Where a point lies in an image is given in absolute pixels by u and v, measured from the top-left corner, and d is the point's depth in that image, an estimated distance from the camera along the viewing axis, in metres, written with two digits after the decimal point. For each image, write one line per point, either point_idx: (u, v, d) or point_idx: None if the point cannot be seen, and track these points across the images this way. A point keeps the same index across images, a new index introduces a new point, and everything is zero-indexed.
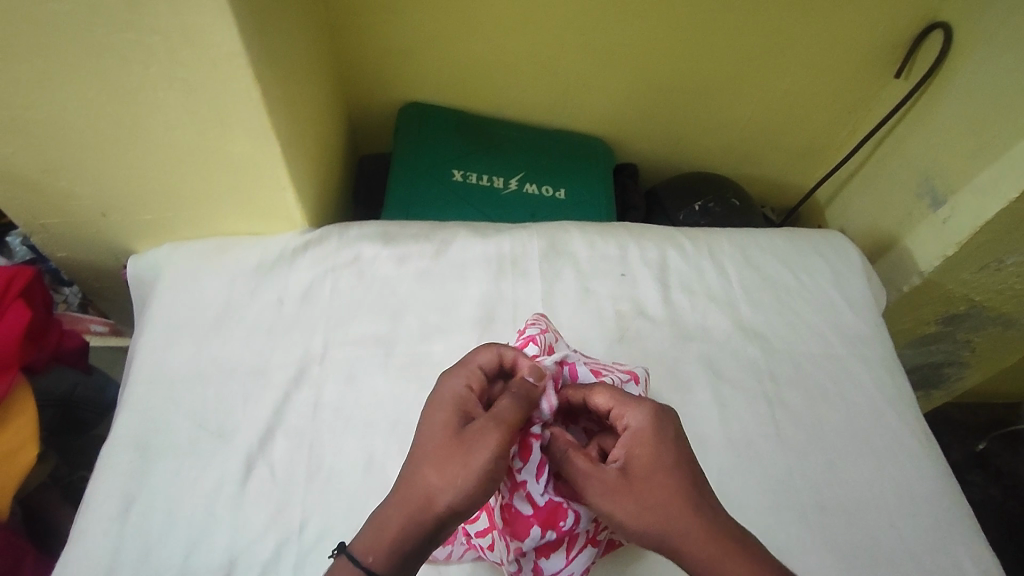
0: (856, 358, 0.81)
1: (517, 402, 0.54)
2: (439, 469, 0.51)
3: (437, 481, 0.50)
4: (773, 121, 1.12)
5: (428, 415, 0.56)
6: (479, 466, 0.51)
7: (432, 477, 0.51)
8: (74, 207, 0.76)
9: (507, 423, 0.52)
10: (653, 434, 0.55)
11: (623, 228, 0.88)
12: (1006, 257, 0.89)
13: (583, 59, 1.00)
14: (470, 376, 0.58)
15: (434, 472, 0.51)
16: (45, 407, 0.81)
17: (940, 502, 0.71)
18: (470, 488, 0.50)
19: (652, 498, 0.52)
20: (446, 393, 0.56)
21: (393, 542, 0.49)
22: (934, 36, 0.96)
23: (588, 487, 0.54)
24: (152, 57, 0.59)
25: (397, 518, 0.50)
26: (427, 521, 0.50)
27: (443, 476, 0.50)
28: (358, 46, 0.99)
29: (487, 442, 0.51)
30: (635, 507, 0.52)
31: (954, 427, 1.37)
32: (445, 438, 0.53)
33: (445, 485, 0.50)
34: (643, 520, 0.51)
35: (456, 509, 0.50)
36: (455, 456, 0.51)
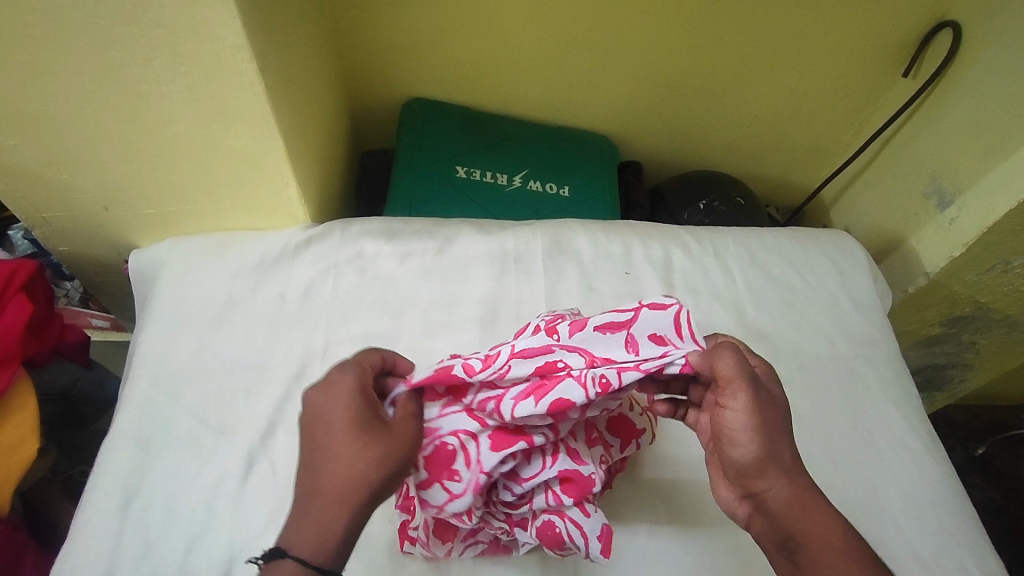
0: (861, 358, 0.80)
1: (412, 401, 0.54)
2: (350, 457, 0.48)
3: (354, 474, 0.48)
4: (779, 119, 1.11)
5: (324, 408, 0.51)
6: (403, 447, 0.50)
7: (350, 468, 0.48)
8: (76, 201, 0.76)
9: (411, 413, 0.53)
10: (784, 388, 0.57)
11: (627, 226, 0.87)
12: (1012, 259, 0.88)
13: (589, 56, 1.00)
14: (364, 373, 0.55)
15: (354, 461, 0.48)
16: (46, 401, 0.81)
17: (944, 504, 0.70)
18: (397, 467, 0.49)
19: (784, 428, 0.53)
20: (331, 392, 0.52)
21: (330, 534, 0.46)
22: (943, 35, 0.95)
23: (737, 385, 0.52)
24: (155, 50, 0.58)
25: (322, 514, 0.47)
26: (359, 510, 0.47)
27: (353, 462, 0.48)
28: (362, 41, 0.98)
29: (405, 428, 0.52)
30: (772, 424, 0.52)
31: (957, 429, 1.36)
32: (351, 433, 0.49)
33: (366, 474, 0.48)
34: (771, 437, 0.52)
35: (385, 490, 0.49)
36: (367, 445, 0.49)
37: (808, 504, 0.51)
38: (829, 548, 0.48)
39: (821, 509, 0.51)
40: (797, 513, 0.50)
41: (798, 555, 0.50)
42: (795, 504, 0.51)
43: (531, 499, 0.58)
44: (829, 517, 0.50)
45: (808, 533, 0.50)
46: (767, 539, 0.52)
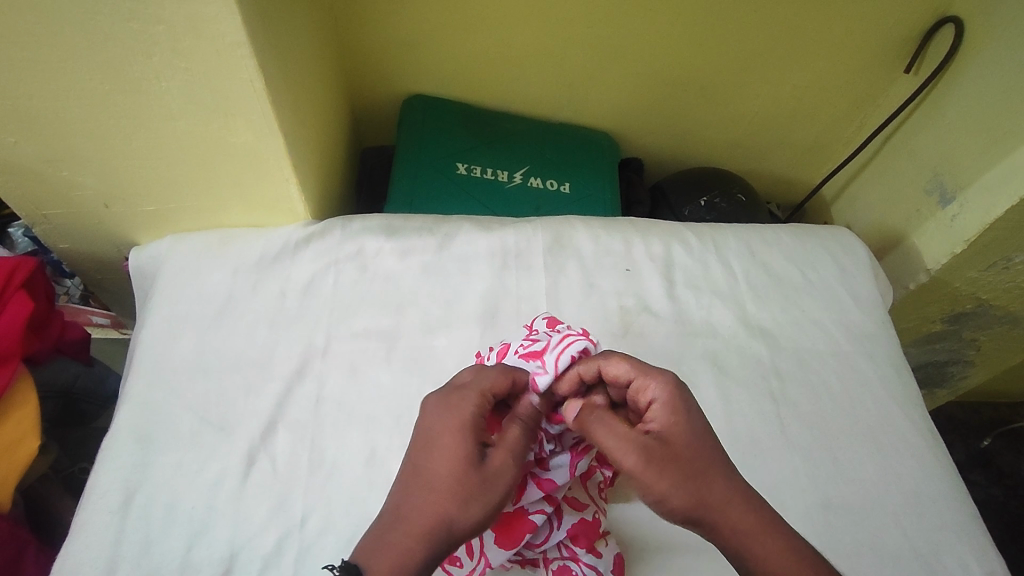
0: (862, 356, 0.80)
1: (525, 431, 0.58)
2: (459, 498, 0.52)
3: (454, 511, 0.51)
4: (780, 116, 1.11)
5: (439, 436, 0.55)
6: (499, 496, 0.53)
7: (453, 507, 0.52)
8: (76, 198, 0.76)
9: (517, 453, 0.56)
10: (684, 401, 0.56)
11: (628, 223, 0.87)
12: (1014, 255, 0.88)
13: (589, 52, 0.99)
14: (483, 402, 0.58)
15: (455, 500, 0.52)
16: (46, 398, 0.81)
17: (945, 501, 0.70)
18: (485, 515, 0.52)
19: (692, 465, 0.52)
20: (458, 413, 0.56)
21: (400, 570, 0.49)
22: (945, 30, 0.95)
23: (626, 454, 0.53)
24: (154, 46, 0.58)
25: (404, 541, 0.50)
26: (442, 544, 0.51)
27: (453, 495, 0.52)
28: (362, 38, 0.98)
29: (505, 473, 0.54)
30: (672, 468, 0.52)
31: (957, 425, 1.36)
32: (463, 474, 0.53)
33: (463, 515, 0.52)
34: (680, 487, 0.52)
35: (471, 532, 0.52)
36: (475, 486, 0.53)
37: (750, 529, 0.51)
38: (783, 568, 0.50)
39: (772, 533, 0.51)
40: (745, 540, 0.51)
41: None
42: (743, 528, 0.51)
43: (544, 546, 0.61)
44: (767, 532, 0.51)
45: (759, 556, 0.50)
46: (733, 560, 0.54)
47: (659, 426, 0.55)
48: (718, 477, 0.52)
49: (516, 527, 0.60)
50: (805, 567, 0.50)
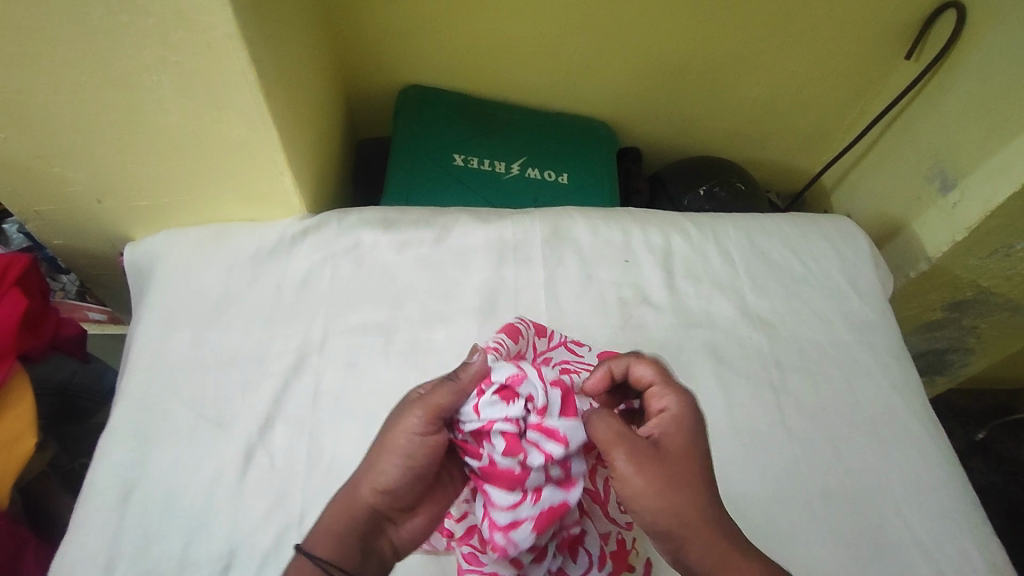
0: (863, 345, 0.80)
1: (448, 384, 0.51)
2: (371, 455, 0.52)
3: (366, 463, 0.52)
4: (780, 103, 1.10)
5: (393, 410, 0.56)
6: (396, 442, 0.51)
7: (365, 460, 0.53)
8: (69, 194, 0.75)
9: (427, 406, 0.51)
10: (695, 427, 0.52)
11: (627, 213, 0.87)
12: (1015, 242, 0.87)
13: (587, 39, 0.98)
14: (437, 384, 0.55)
15: (369, 454, 0.53)
16: (43, 396, 0.81)
17: (946, 490, 0.70)
18: (390, 464, 0.51)
19: (680, 491, 0.48)
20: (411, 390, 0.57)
21: (328, 528, 0.51)
22: (946, 16, 0.93)
23: (617, 446, 0.49)
24: (144, 39, 0.57)
25: (335, 506, 0.52)
26: (359, 501, 0.52)
27: (370, 459, 0.52)
28: (357, 27, 0.96)
29: (408, 422, 0.51)
30: (664, 482, 0.48)
31: (957, 413, 1.36)
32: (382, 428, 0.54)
33: (370, 466, 0.52)
34: (661, 506, 0.47)
35: (382, 488, 0.51)
36: (382, 440, 0.52)
37: (722, 554, 0.47)
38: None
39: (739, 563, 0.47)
40: (711, 575, 0.47)
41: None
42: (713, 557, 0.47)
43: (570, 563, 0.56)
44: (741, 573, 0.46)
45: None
46: None
47: (661, 435, 0.51)
48: (704, 489, 0.48)
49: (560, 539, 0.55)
50: None
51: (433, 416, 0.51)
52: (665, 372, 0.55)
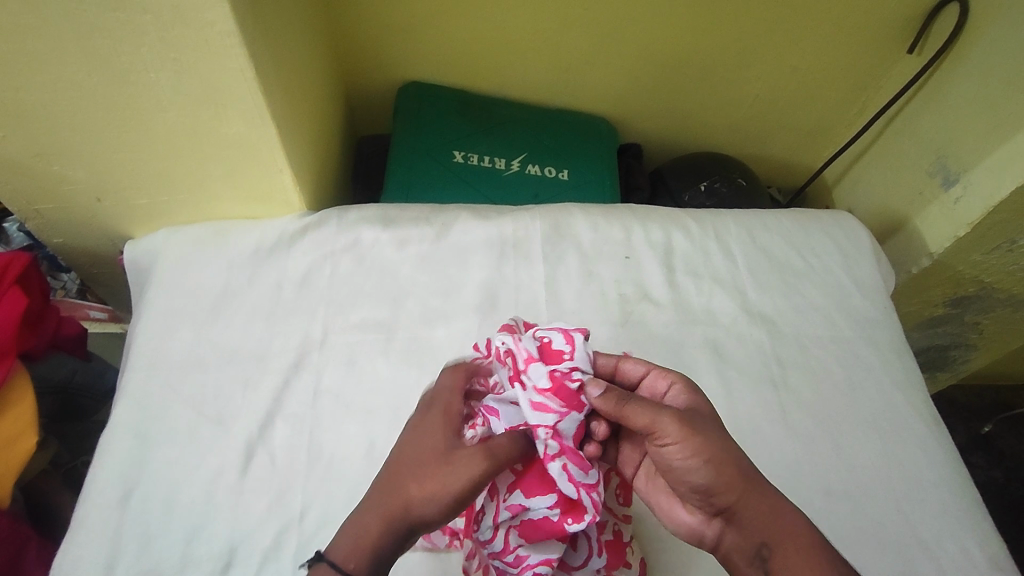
0: (864, 341, 0.79)
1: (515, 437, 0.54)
2: (421, 482, 0.52)
3: (416, 492, 0.52)
4: (781, 98, 1.10)
5: (422, 431, 0.55)
6: (457, 482, 0.51)
7: (413, 487, 0.52)
8: (68, 192, 0.75)
9: (496, 456, 0.52)
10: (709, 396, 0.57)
11: (628, 209, 0.86)
12: (1018, 238, 0.86)
13: (588, 35, 0.97)
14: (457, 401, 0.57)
15: (418, 477, 0.52)
16: (44, 394, 0.80)
17: (948, 486, 0.70)
18: (441, 501, 0.51)
19: (723, 450, 0.52)
20: (445, 411, 0.56)
21: (369, 549, 0.50)
22: (948, 10, 0.93)
23: (660, 421, 0.52)
24: (142, 36, 0.57)
25: (374, 523, 0.51)
26: (402, 526, 0.51)
27: (427, 491, 0.51)
28: (356, 24, 0.96)
29: (472, 468, 0.52)
30: (710, 442, 0.52)
31: (959, 409, 1.36)
32: (428, 457, 0.53)
33: (418, 494, 0.52)
34: (710, 465, 0.51)
35: (430, 520, 0.52)
36: (438, 472, 0.52)
37: (770, 502, 0.51)
38: (798, 549, 0.49)
39: (786, 511, 0.51)
40: (763, 523, 0.50)
41: (773, 561, 0.49)
42: (764, 512, 0.50)
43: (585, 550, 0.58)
44: (789, 521, 0.50)
45: (778, 535, 0.50)
46: (737, 555, 0.52)
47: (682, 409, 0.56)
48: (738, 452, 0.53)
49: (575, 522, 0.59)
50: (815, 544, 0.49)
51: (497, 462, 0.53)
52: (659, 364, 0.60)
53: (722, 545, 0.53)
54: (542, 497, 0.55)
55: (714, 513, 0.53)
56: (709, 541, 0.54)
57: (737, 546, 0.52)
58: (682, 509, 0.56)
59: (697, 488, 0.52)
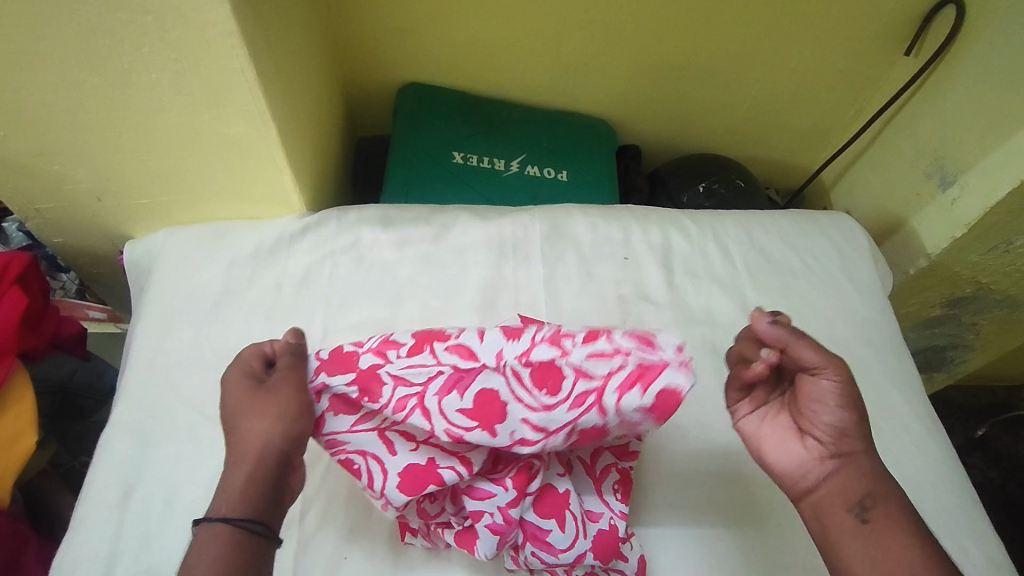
0: (862, 342, 0.80)
1: (297, 356, 0.56)
2: (256, 417, 0.52)
3: (258, 425, 0.52)
4: (779, 100, 1.10)
5: (231, 395, 0.55)
6: (288, 401, 0.53)
7: (254, 423, 0.52)
8: (68, 192, 0.75)
9: (301, 370, 0.55)
10: None
11: (626, 210, 0.87)
12: (1014, 239, 0.87)
13: (586, 36, 0.98)
14: (255, 358, 0.57)
15: (255, 420, 0.52)
16: (44, 394, 0.81)
17: (945, 486, 0.70)
18: (277, 424, 0.52)
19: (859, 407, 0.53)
20: (235, 370, 0.56)
21: (245, 493, 0.50)
22: (945, 12, 0.93)
23: (833, 356, 0.52)
24: (142, 37, 0.57)
25: (240, 472, 0.50)
26: (269, 460, 0.51)
27: (268, 418, 0.52)
28: (356, 24, 0.96)
29: (283, 387, 0.53)
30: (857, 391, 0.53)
31: (956, 409, 1.36)
32: (250, 403, 0.53)
33: (261, 431, 0.52)
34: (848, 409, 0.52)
35: (292, 439, 0.52)
36: (261, 405, 0.53)
37: (878, 468, 0.52)
38: (898, 513, 0.50)
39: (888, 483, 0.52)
40: (869, 476, 0.52)
41: (872, 512, 0.50)
42: (870, 469, 0.52)
43: (561, 533, 0.56)
44: (892, 486, 0.52)
45: (880, 494, 0.51)
46: (836, 500, 0.51)
47: None
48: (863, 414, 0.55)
49: (554, 500, 0.57)
50: (914, 518, 0.50)
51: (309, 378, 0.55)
52: None
53: (819, 491, 0.52)
54: (345, 376, 0.55)
55: (825, 460, 0.53)
56: (807, 484, 0.53)
57: (837, 492, 0.52)
58: (793, 449, 0.54)
59: (830, 427, 0.52)
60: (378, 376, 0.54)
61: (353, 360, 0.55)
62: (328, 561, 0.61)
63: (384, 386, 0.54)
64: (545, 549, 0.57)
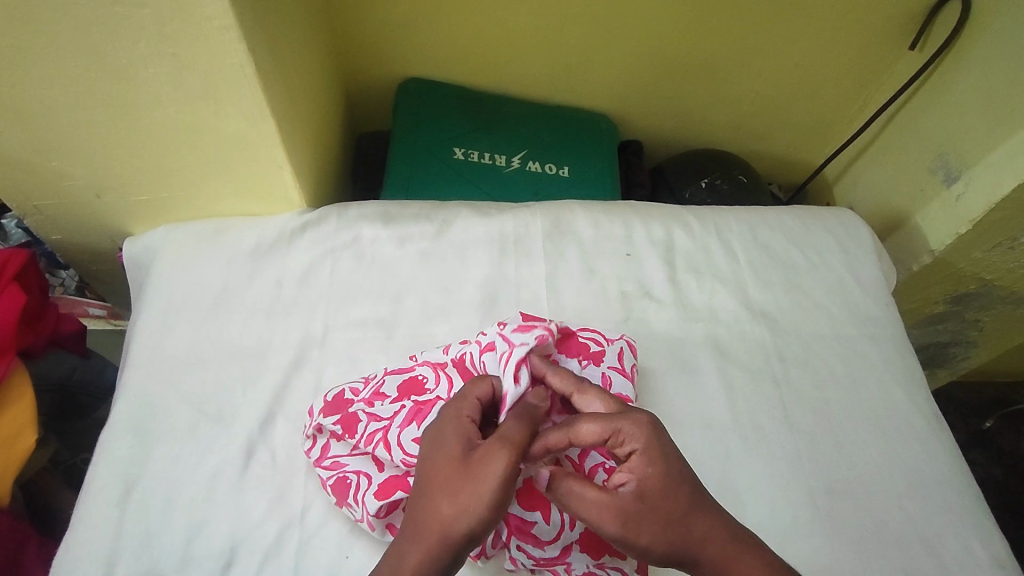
0: (865, 338, 0.79)
1: (522, 422, 0.51)
2: (452, 498, 0.48)
3: (450, 511, 0.48)
4: (781, 95, 1.09)
5: (431, 449, 0.52)
6: (484, 489, 0.47)
7: (446, 506, 0.48)
8: (67, 188, 0.75)
9: (512, 443, 0.49)
10: (664, 456, 0.50)
11: (628, 207, 0.86)
12: (1019, 235, 0.86)
13: (588, 31, 0.97)
14: (467, 406, 0.54)
15: (448, 503, 0.48)
16: (43, 391, 0.80)
17: (949, 484, 0.69)
18: (470, 514, 0.47)
19: (687, 519, 0.49)
20: (446, 424, 0.53)
21: None
22: (950, 7, 0.92)
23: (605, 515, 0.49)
24: (140, 31, 0.56)
25: (417, 554, 0.47)
26: (450, 551, 0.47)
27: (462, 505, 0.47)
28: (356, 19, 0.96)
29: (495, 462, 0.48)
30: (662, 519, 0.49)
31: (959, 405, 1.36)
32: (455, 472, 0.49)
33: (457, 513, 0.47)
34: (669, 543, 0.49)
35: (481, 535, 0.48)
36: (464, 483, 0.48)
37: (731, 553, 0.50)
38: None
39: (748, 559, 0.50)
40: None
41: None
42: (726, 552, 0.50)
43: (545, 527, 0.57)
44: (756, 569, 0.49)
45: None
46: None
47: (636, 483, 0.50)
48: (691, 510, 0.50)
49: (539, 494, 0.58)
50: None
51: (519, 456, 0.49)
52: (606, 418, 0.52)
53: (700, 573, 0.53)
54: (331, 416, 0.64)
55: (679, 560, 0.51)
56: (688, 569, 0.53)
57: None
58: None
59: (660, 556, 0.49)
60: (357, 417, 0.63)
61: (344, 405, 0.65)
62: (329, 560, 0.61)
63: (362, 423, 0.63)
64: (531, 543, 0.58)
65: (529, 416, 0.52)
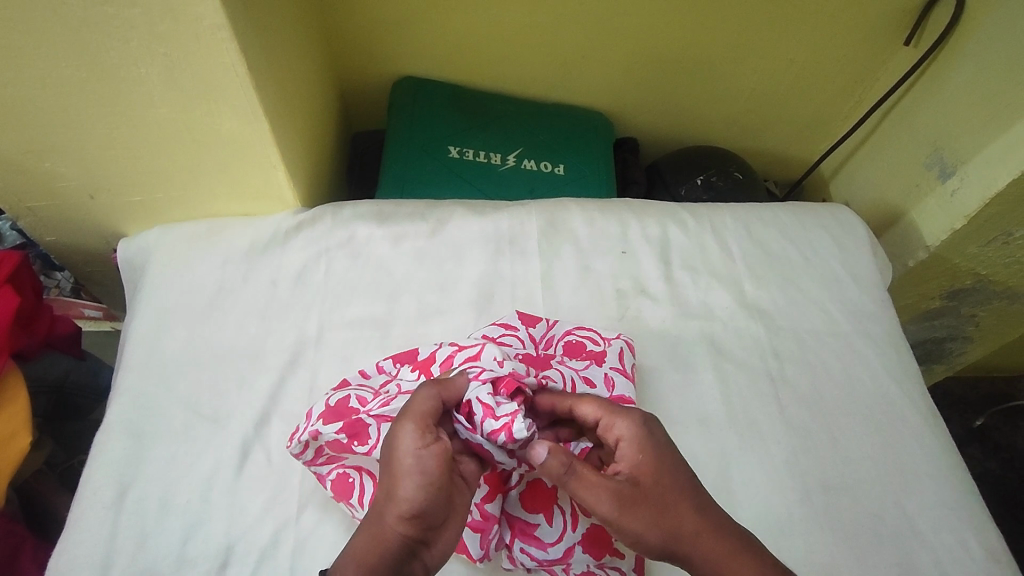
0: (861, 334, 0.79)
1: (427, 395, 0.54)
2: (382, 485, 0.49)
3: (382, 495, 0.48)
4: (776, 91, 1.09)
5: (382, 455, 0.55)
6: (399, 462, 0.49)
7: (378, 493, 0.49)
8: (60, 190, 0.74)
9: (415, 413, 0.52)
10: (656, 440, 0.54)
11: (624, 204, 0.86)
12: (1014, 230, 0.86)
13: (582, 28, 0.97)
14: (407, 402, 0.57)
15: (379, 489, 0.49)
16: (39, 393, 0.80)
17: (945, 479, 0.70)
18: (399, 490, 0.48)
19: (679, 513, 0.51)
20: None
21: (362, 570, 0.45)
22: (944, 2, 0.92)
23: (601, 496, 0.52)
24: (131, 31, 0.56)
25: (359, 540, 0.47)
26: (388, 533, 0.46)
27: (389, 486, 0.48)
28: (351, 17, 0.95)
29: (402, 436, 0.50)
30: (648, 504, 0.51)
31: (955, 400, 1.36)
32: (383, 460, 0.51)
33: (386, 499, 0.48)
34: (658, 525, 0.51)
35: (414, 510, 0.47)
36: (388, 465, 0.50)
37: (729, 548, 0.50)
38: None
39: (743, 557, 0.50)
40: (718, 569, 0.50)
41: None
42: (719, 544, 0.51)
43: (548, 528, 0.58)
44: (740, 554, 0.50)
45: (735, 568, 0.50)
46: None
47: (628, 470, 0.53)
48: (678, 496, 0.52)
49: (542, 495, 0.60)
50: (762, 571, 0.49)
51: (424, 424, 0.51)
52: (608, 403, 0.57)
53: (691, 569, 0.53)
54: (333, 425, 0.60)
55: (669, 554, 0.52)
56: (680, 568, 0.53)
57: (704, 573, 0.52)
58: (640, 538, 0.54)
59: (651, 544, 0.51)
60: (362, 423, 0.60)
61: (348, 412, 0.62)
62: (326, 560, 0.60)
63: (370, 428, 0.61)
64: (534, 544, 0.58)
65: (439, 392, 0.54)
